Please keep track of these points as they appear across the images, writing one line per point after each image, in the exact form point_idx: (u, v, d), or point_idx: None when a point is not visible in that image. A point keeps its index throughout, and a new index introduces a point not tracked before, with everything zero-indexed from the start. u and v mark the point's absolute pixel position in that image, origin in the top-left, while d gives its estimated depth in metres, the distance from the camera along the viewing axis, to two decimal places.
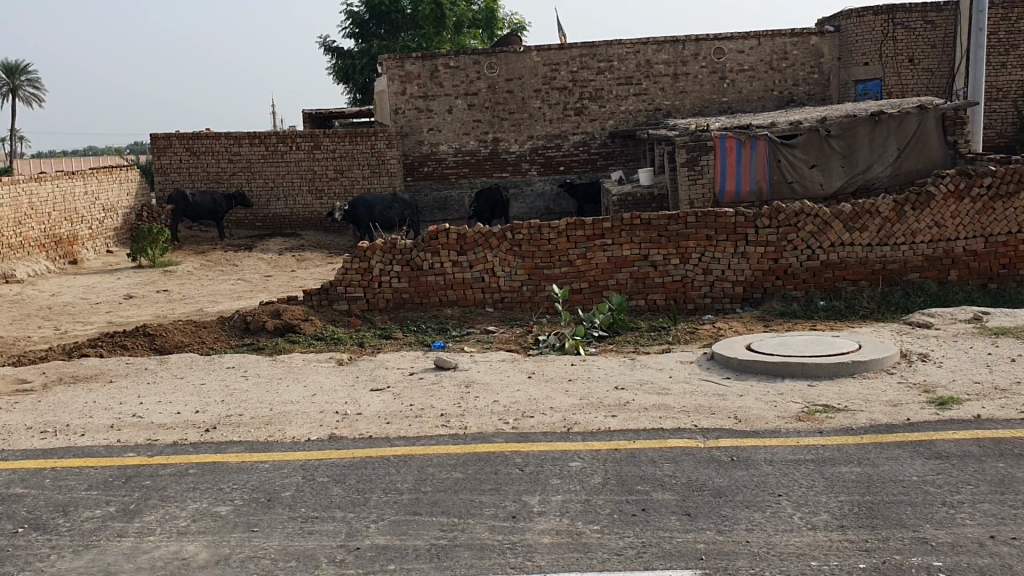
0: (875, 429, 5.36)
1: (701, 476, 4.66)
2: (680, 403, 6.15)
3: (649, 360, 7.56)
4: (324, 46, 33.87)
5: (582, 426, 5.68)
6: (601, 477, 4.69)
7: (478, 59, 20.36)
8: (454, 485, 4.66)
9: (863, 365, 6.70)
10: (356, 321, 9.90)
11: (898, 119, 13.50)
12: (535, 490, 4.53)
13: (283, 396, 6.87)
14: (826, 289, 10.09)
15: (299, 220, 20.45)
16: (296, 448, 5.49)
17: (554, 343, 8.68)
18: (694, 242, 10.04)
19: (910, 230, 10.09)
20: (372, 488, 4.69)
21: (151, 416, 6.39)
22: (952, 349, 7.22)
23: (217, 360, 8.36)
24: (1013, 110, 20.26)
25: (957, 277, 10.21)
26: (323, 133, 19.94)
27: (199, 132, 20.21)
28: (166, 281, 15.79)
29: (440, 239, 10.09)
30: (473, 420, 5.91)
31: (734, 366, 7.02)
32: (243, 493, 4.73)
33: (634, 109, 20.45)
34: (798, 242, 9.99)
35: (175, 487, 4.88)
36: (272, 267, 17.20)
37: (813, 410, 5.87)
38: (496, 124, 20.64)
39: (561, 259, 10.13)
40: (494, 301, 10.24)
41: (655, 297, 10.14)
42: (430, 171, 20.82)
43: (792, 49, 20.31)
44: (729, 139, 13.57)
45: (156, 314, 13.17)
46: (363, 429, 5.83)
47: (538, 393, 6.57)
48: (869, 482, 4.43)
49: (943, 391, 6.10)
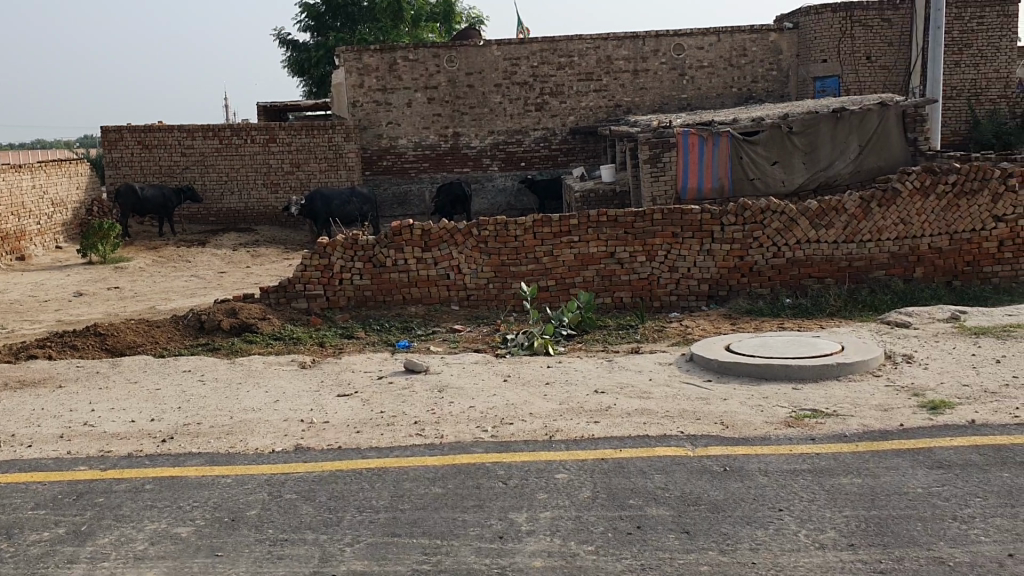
0: (869, 436, 5.16)
1: (695, 488, 4.42)
2: (663, 407, 5.91)
3: (625, 362, 7.32)
4: (278, 40, 33.22)
5: (564, 433, 5.41)
6: (590, 491, 4.42)
7: (438, 52, 20.01)
8: (434, 501, 4.37)
9: (846, 367, 6.51)
10: (316, 319, 9.55)
11: (861, 116, 13.41)
12: (521, 507, 4.25)
13: (243, 403, 6.51)
14: (792, 287, 9.95)
15: (254, 214, 19.93)
16: (259, 461, 5.14)
17: (523, 343, 8.39)
18: (661, 239, 9.82)
19: (875, 227, 9.97)
20: (346, 506, 4.37)
21: (103, 425, 5.99)
22: (936, 350, 7.08)
23: (173, 363, 7.95)
24: (967, 109, 20.40)
25: (923, 275, 10.10)
26: (279, 126, 19.39)
27: (151, 125, 19.61)
28: (117, 278, 15.24)
29: (404, 235, 9.75)
30: (448, 429, 5.60)
31: (714, 368, 6.80)
32: (205, 513, 4.38)
33: (595, 105, 20.24)
34: (764, 240, 9.84)
35: (131, 505, 4.51)
36: (227, 263, 16.69)
37: (802, 414, 5.66)
38: (456, 118, 20.30)
39: (528, 256, 9.85)
40: (460, 299, 9.93)
41: (621, 295, 9.90)
42: (389, 166, 20.45)
43: (751, 45, 20.19)
44: (692, 134, 13.36)
45: (107, 312, 12.66)
46: (332, 439, 5.50)
47: (515, 398, 6.29)
48: (873, 495, 4.25)
49: (933, 394, 5.94)
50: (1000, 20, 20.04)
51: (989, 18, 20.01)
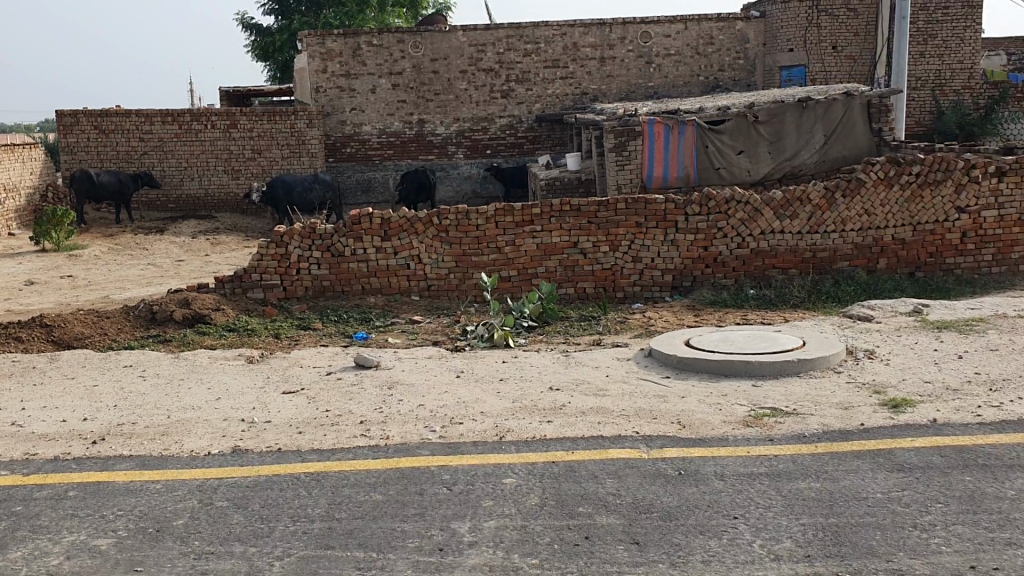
0: (828, 437, 5.00)
1: (648, 494, 4.22)
2: (619, 405, 5.72)
3: (582, 357, 7.12)
4: (242, 24, 32.59)
5: (516, 434, 5.20)
6: (538, 497, 4.21)
7: (402, 37, 19.68)
8: (373, 510, 4.14)
9: (808, 363, 6.34)
10: (272, 310, 9.28)
11: (826, 105, 13.33)
12: (464, 515, 4.04)
13: (184, 400, 6.23)
14: (755, 278, 9.81)
15: (214, 201, 19.51)
16: (194, 465, 4.87)
17: (482, 335, 8.16)
18: (624, 229, 9.62)
19: (840, 218, 9.85)
20: (279, 515, 4.13)
21: (32, 425, 5.67)
22: (898, 345, 6.94)
23: (115, 358, 7.64)
24: (932, 99, 20.40)
25: (886, 266, 10.01)
26: (240, 112, 18.96)
27: (108, 108, 19.09)
28: (71, 266, 14.81)
29: (363, 224, 9.47)
30: (395, 429, 5.37)
31: (674, 364, 6.61)
32: (129, 522, 4.11)
33: (561, 92, 19.99)
34: (728, 230, 9.68)
35: (51, 515, 4.23)
36: (185, 251, 16.28)
37: (761, 413, 5.48)
38: (420, 105, 20.00)
39: (490, 246, 9.62)
40: (420, 289, 9.68)
41: (584, 286, 9.70)
42: (353, 152, 20.12)
43: (718, 34, 20.03)
44: (658, 123, 13.17)
45: (59, 301, 12.27)
46: (272, 441, 5.25)
47: (467, 395, 6.06)
48: (831, 502, 4.08)
49: (894, 392, 5.80)
50: (965, 10, 20.05)
51: (954, 8, 20.02)
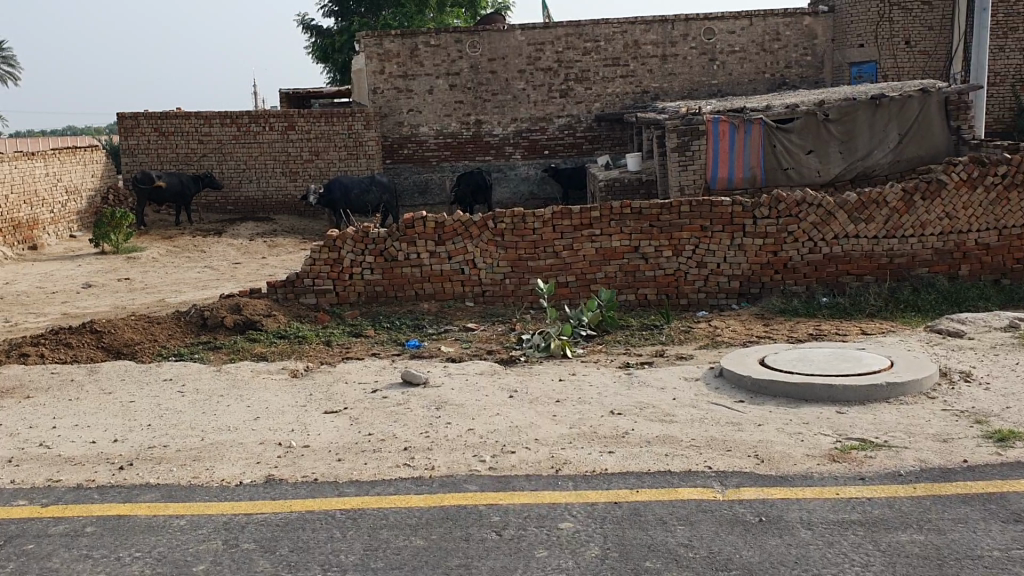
0: (928, 476, 4.41)
1: (724, 547, 3.70)
2: (688, 434, 5.18)
3: (646, 376, 6.59)
4: (303, 25, 32.71)
5: (573, 467, 4.70)
6: (599, 548, 3.72)
7: (460, 37, 19.30)
8: (412, 558, 3.69)
9: (895, 387, 5.72)
10: (324, 317, 8.89)
11: (900, 103, 12.53)
12: (514, 569, 3.57)
13: (222, 420, 5.86)
14: (830, 285, 9.14)
15: (271, 203, 19.35)
16: (223, 497, 4.46)
17: (539, 344, 7.68)
18: (688, 233, 9.05)
19: (919, 221, 9.14)
20: (308, 562, 3.70)
21: (61, 447, 5.36)
22: (995, 366, 6.28)
23: (156, 370, 7.32)
24: (1011, 96, 19.36)
25: (969, 273, 9.26)
26: (297, 113, 18.75)
27: (169, 111, 19.05)
28: (129, 268, 14.74)
29: (416, 228, 9.06)
30: (441, 457, 4.92)
31: (746, 387, 6.04)
32: (145, 567, 3.73)
33: (622, 90, 19.42)
34: (800, 234, 9.03)
35: (63, 556, 3.86)
36: (242, 253, 16.11)
37: (847, 446, 4.90)
38: (478, 105, 19.59)
39: (547, 250, 9.12)
40: (474, 294, 9.23)
41: (646, 292, 9.15)
42: (410, 154, 19.79)
43: (785, 29, 19.26)
44: (722, 122, 12.55)
45: (115, 305, 12.12)
46: (309, 469, 4.83)
47: (520, 419, 5.59)
48: (939, 559, 3.52)
49: (998, 422, 5.17)
50: None
51: None
